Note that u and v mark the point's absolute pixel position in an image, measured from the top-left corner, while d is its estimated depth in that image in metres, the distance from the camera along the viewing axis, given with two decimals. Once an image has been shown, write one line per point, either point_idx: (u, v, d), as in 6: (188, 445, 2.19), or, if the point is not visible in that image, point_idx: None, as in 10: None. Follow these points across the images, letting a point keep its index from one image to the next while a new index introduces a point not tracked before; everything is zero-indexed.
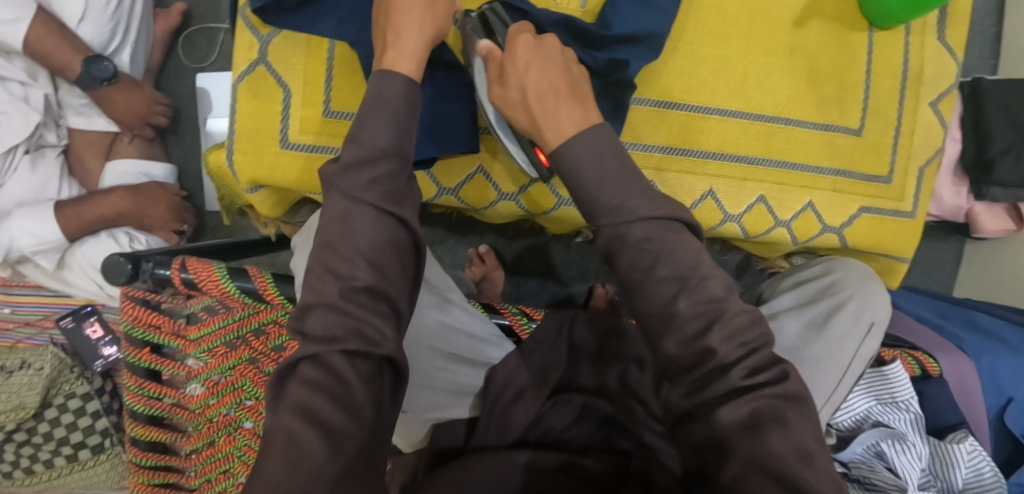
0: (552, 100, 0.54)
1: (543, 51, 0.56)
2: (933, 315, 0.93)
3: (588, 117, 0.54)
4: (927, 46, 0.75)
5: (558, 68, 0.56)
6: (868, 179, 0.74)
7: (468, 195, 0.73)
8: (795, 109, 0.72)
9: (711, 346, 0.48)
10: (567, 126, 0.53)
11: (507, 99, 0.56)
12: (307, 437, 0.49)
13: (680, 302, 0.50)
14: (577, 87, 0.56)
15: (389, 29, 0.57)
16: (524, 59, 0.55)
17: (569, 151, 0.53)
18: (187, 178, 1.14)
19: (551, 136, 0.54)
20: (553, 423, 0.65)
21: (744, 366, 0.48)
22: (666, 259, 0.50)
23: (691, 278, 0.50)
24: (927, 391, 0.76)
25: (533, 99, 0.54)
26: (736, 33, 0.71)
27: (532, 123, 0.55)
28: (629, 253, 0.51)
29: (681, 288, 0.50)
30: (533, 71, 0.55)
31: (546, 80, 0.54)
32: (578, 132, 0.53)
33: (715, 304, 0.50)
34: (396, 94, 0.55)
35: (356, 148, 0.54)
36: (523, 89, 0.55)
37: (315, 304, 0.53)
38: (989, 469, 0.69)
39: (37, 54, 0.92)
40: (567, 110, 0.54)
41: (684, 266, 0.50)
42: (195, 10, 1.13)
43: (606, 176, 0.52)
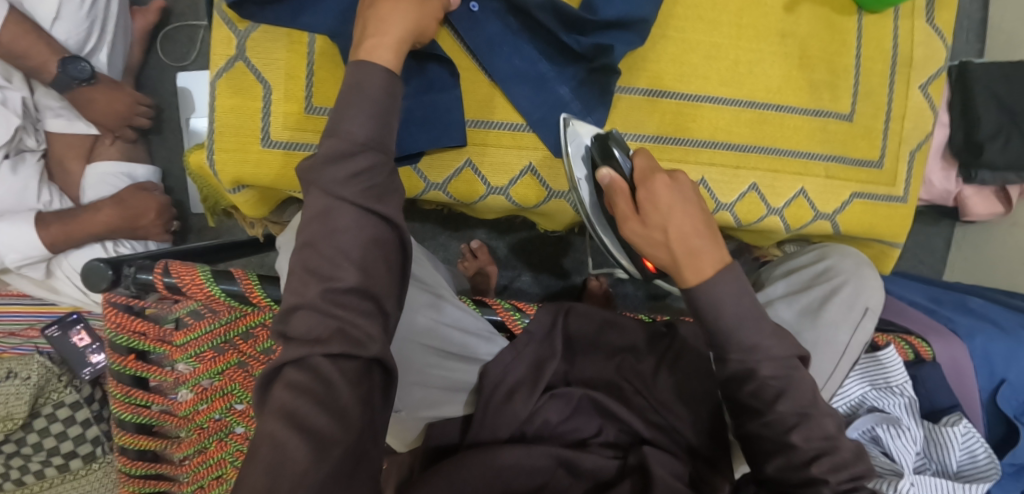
0: (695, 241, 0.54)
1: (680, 189, 0.56)
2: (925, 300, 0.93)
3: (722, 256, 0.55)
4: (917, 30, 0.74)
5: (697, 208, 0.55)
6: (860, 164, 0.73)
7: (457, 189, 0.71)
8: (786, 95, 0.71)
9: (816, 476, 0.52)
10: (706, 266, 0.54)
11: (646, 237, 0.55)
12: (290, 441, 0.47)
13: (794, 436, 0.53)
14: (711, 225, 0.56)
15: (372, 18, 0.57)
16: (665, 199, 0.54)
17: (712, 293, 0.53)
18: (172, 179, 1.13)
19: (691, 275, 0.54)
20: (548, 418, 0.64)
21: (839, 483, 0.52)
22: (750, 324, 0.54)
23: (812, 414, 0.53)
24: (922, 374, 0.75)
25: (677, 240, 0.54)
26: (726, 19, 0.70)
27: (671, 261, 0.55)
28: (756, 383, 0.54)
29: (800, 420, 0.53)
30: (676, 210, 0.54)
31: (689, 222, 0.54)
32: (718, 273, 0.54)
33: (827, 441, 0.53)
34: (375, 86, 0.54)
35: (334, 141, 0.53)
36: (665, 229, 0.54)
37: (297, 306, 0.52)
38: (983, 451, 0.69)
39: (11, 54, 0.89)
40: (708, 250, 0.54)
41: (806, 402, 0.53)
42: (174, 7, 1.11)
43: (745, 315, 0.54)
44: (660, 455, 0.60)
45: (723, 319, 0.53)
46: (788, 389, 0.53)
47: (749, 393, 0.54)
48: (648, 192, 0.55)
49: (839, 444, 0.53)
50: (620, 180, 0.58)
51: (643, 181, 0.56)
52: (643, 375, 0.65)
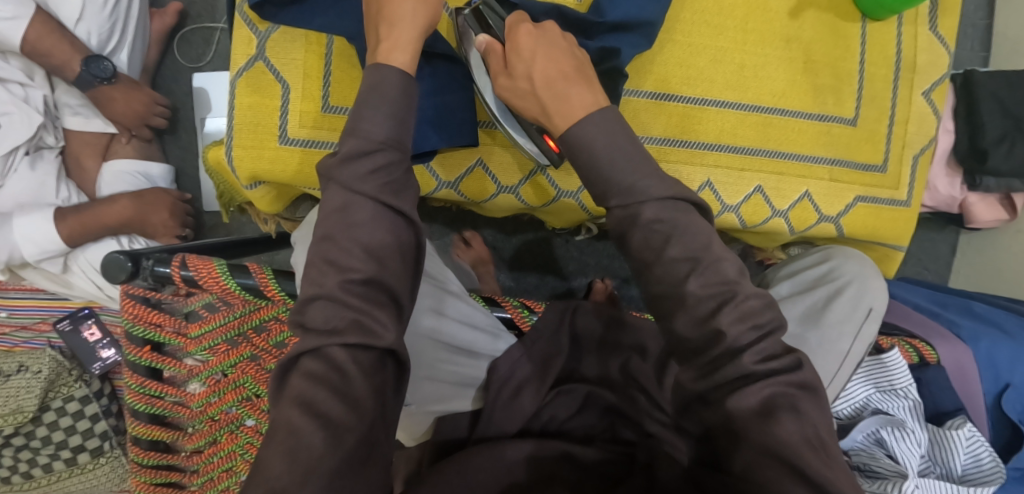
0: (561, 85, 0.56)
1: (546, 38, 0.58)
2: (929, 303, 0.94)
3: (596, 100, 0.55)
4: (920, 36, 0.75)
5: (562, 53, 0.57)
6: (864, 168, 0.74)
7: (468, 188, 0.73)
8: (791, 99, 0.72)
9: (721, 327, 0.49)
10: (577, 109, 0.55)
11: (515, 89, 0.58)
12: (306, 428, 0.49)
13: (692, 283, 0.51)
14: (582, 71, 0.58)
15: (382, 20, 0.58)
16: (528, 47, 0.57)
17: (579, 135, 0.54)
18: (186, 177, 1.14)
19: (561, 120, 0.55)
20: (555, 415, 0.66)
21: (758, 351, 0.49)
22: (677, 238, 0.51)
23: (704, 258, 0.51)
24: (927, 378, 0.76)
25: (540, 85, 0.56)
26: (732, 24, 0.71)
27: (542, 110, 0.57)
28: (641, 230, 0.52)
29: (693, 268, 0.51)
30: (538, 58, 0.57)
31: (553, 66, 0.56)
32: (588, 115, 0.54)
33: (726, 286, 0.51)
34: (395, 87, 0.55)
35: (354, 141, 0.55)
36: (530, 77, 0.57)
37: (316, 297, 0.53)
38: (988, 456, 0.70)
39: (35, 52, 0.91)
40: (576, 92, 0.56)
41: (696, 245, 0.51)
42: (190, 9, 1.13)
43: (616, 152, 0.53)
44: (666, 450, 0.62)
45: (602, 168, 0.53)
46: (699, 256, 0.51)
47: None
48: (512, 41, 0.58)
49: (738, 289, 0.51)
50: (494, 41, 0.60)
51: (510, 33, 0.58)
52: (646, 375, 0.65)
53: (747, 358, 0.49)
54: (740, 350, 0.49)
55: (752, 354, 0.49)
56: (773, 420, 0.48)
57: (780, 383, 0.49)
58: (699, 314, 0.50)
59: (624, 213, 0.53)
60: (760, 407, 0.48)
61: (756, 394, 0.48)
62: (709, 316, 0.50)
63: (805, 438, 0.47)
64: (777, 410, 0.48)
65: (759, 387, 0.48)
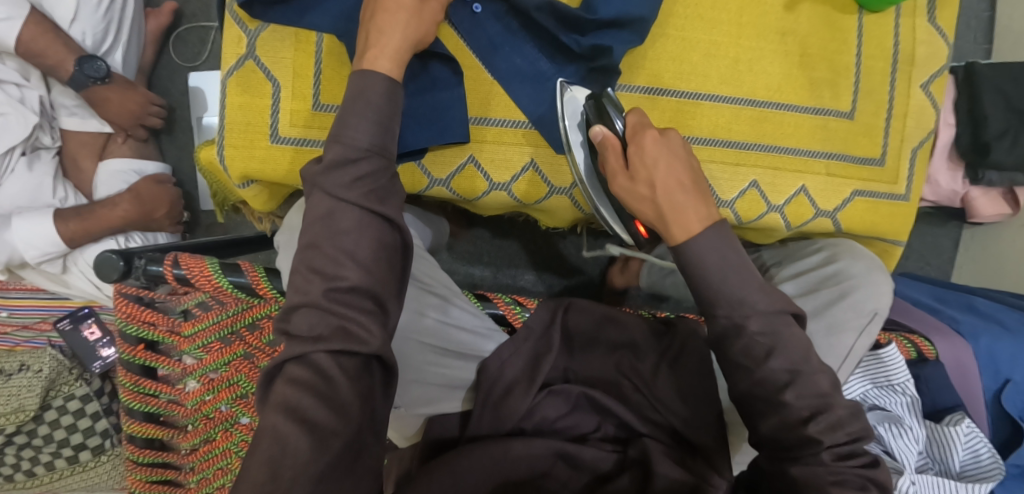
0: (682, 197, 0.55)
1: (670, 145, 0.57)
2: (931, 300, 0.93)
3: (712, 214, 0.55)
4: (918, 28, 0.74)
5: (685, 162, 0.56)
6: (861, 162, 0.73)
7: (459, 185, 0.72)
8: (786, 92, 0.71)
9: (813, 435, 0.52)
10: (693, 221, 0.55)
11: (633, 191, 0.57)
12: (291, 434, 0.49)
13: (788, 393, 0.53)
14: (701, 182, 0.57)
15: (371, 27, 0.58)
16: (653, 152, 0.56)
17: (695, 247, 0.54)
18: (183, 177, 1.14)
19: (678, 232, 0.55)
20: (546, 415, 0.65)
21: (837, 449, 0.53)
22: (780, 351, 0.53)
23: (803, 370, 0.53)
24: (925, 374, 0.76)
25: (662, 194, 0.55)
26: (726, 18, 0.71)
27: (657, 216, 0.56)
28: (744, 339, 0.53)
29: (793, 378, 0.53)
30: (662, 166, 0.55)
31: (675, 176, 0.55)
32: (705, 229, 0.54)
33: (820, 398, 0.53)
34: (378, 94, 0.56)
35: (338, 148, 0.54)
36: (651, 184, 0.56)
37: (301, 305, 0.53)
38: (987, 451, 0.70)
39: (29, 53, 0.92)
40: (693, 205, 0.55)
41: (797, 357, 0.53)
42: (185, 8, 1.13)
43: (729, 270, 0.54)
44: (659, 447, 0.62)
45: (712, 280, 0.54)
46: (779, 345, 0.53)
47: (748, 385, 0.54)
48: (636, 145, 0.57)
49: (833, 401, 0.53)
50: (612, 136, 0.59)
51: (633, 136, 0.58)
52: (642, 373, 0.65)
53: (827, 454, 0.52)
54: (821, 447, 0.52)
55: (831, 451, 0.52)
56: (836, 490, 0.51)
57: (855, 473, 0.52)
58: (789, 415, 0.53)
59: (730, 323, 0.54)
60: (833, 482, 0.51)
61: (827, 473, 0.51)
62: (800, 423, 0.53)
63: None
64: (847, 487, 0.51)
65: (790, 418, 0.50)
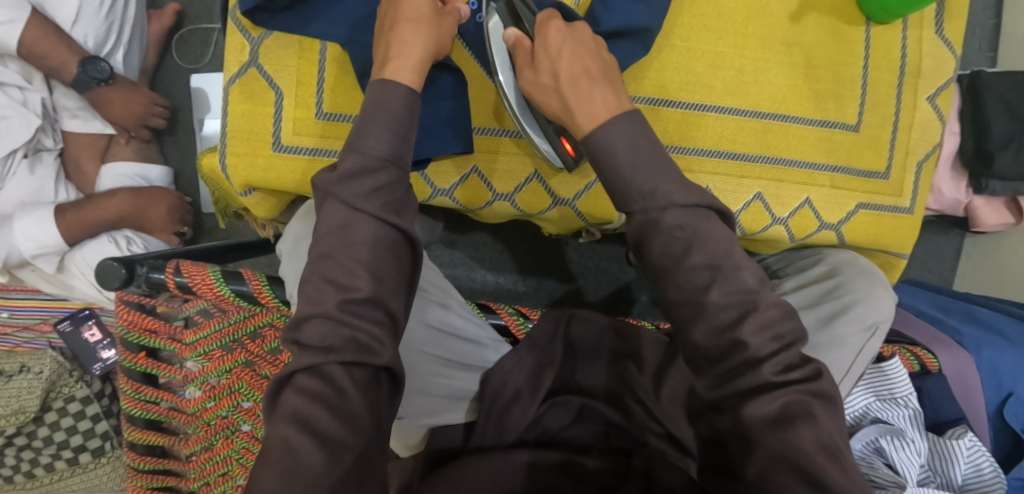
0: (587, 84, 0.55)
1: (576, 38, 0.58)
2: (932, 310, 0.93)
3: (621, 103, 0.55)
4: (925, 40, 0.74)
5: (590, 52, 0.57)
6: (866, 175, 0.73)
7: (463, 196, 0.72)
8: (791, 104, 0.71)
9: (743, 338, 0.49)
10: (600, 108, 0.54)
11: (539, 83, 0.57)
12: (303, 446, 0.48)
13: (712, 293, 0.51)
14: (609, 74, 0.57)
15: (392, 39, 0.58)
16: (556, 42, 0.56)
17: (601, 134, 0.53)
18: (185, 179, 1.14)
19: (584, 120, 0.54)
20: (550, 425, 0.65)
21: (779, 362, 0.49)
22: (700, 247, 0.51)
23: (724, 267, 0.51)
24: (927, 386, 0.76)
25: (565, 84, 0.55)
26: (732, 29, 0.70)
27: (564, 108, 0.56)
28: (661, 237, 0.52)
29: (715, 277, 0.51)
30: (565, 56, 0.56)
31: (579, 64, 0.56)
32: (611, 115, 0.53)
33: (747, 296, 0.51)
34: (398, 105, 0.55)
35: (356, 157, 0.54)
36: (554, 73, 0.56)
37: (313, 314, 0.53)
38: (989, 465, 0.69)
39: (32, 55, 0.92)
40: (599, 93, 0.55)
41: (717, 253, 0.51)
42: (188, 10, 1.13)
43: (641, 159, 0.52)
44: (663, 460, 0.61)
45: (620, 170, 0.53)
46: (698, 240, 0.51)
47: None
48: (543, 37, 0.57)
49: (759, 299, 0.51)
50: (524, 37, 0.59)
51: (538, 29, 0.58)
52: (645, 387, 0.64)
53: (768, 368, 0.49)
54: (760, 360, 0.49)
55: (772, 364, 0.49)
56: (788, 428, 0.48)
57: (798, 392, 0.49)
58: (719, 324, 0.50)
59: (646, 219, 0.52)
60: (779, 413, 0.48)
61: (772, 402, 0.48)
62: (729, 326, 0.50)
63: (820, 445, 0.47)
64: (797, 420, 0.48)
65: (775, 395, 0.49)
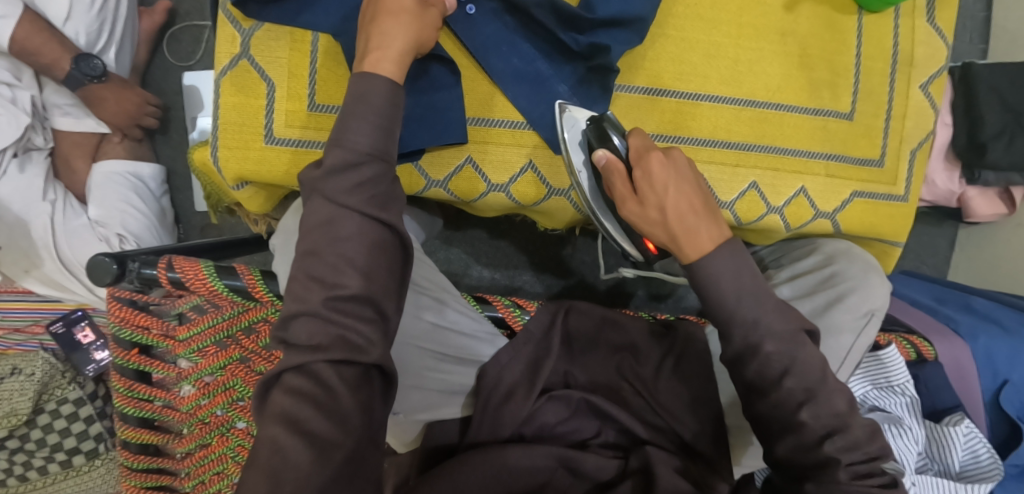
0: (692, 217, 0.54)
1: (676, 168, 0.56)
2: (929, 300, 0.94)
3: (724, 234, 0.54)
4: (917, 28, 0.74)
5: (692, 182, 0.55)
6: (860, 163, 0.73)
7: (457, 187, 0.71)
8: (786, 93, 0.71)
9: (830, 454, 0.52)
10: (706, 242, 0.54)
11: (642, 215, 0.56)
12: (291, 447, 0.48)
13: (803, 412, 0.52)
14: (709, 201, 0.56)
15: (374, 31, 0.57)
16: (661, 177, 0.55)
17: (710, 269, 0.54)
18: (177, 178, 1.13)
19: (691, 253, 0.54)
20: (546, 420, 0.64)
21: (855, 469, 0.52)
22: (794, 371, 0.53)
23: (819, 393, 0.53)
24: (924, 374, 0.76)
25: (673, 218, 0.54)
26: (726, 18, 0.70)
27: (670, 239, 0.55)
28: (760, 360, 0.53)
29: (808, 397, 0.53)
30: (672, 188, 0.55)
31: (685, 199, 0.54)
32: (718, 250, 0.54)
33: (838, 418, 0.53)
34: (381, 96, 0.55)
35: (339, 152, 0.54)
36: (662, 208, 0.55)
37: (299, 313, 0.53)
38: (986, 451, 0.69)
39: (24, 52, 0.91)
40: (705, 225, 0.54)
41: (812, 379, 0.53)
42: (179, 7, 1.12)
43: (743, 289, 0.53)
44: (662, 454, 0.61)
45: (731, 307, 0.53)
46: (794, 364, 0.53)
47: (766, 407, 0.54)
48: (645, 172, 0.56)
49: (850, 421, 0.53)
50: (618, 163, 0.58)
51: (639, 161, 0.56)
52: (644, 377, 0.65)
53: (843, 473, 0.51)
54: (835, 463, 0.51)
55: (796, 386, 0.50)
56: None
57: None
58: (808, 437, 0.52)
59: (745, 341, 0.53)
60: None
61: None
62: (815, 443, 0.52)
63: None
64: None
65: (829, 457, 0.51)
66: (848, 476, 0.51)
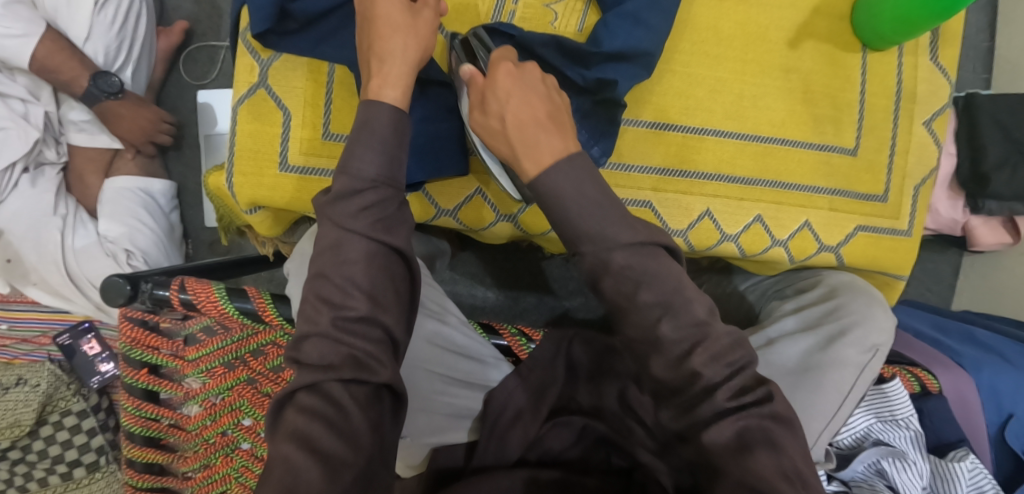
0: (532, 128, 0.54)
1: (526, 79, 0.56)
2: (931, 329, 0.95)
3: (567, 147, 0.54)
4: (920, 66, 0.75)
5: (539, 96, 0.55)
6: (864, 198, 0.74)
7: (465, 216, 0.72)
8: (790, 128, 0.72)
9: (697, 369, 0.51)
10: (545, 155, 0.53)
11: (487, 126, 0.56)
12: (304, 465, 0.48)
13: (665, 326, 0.51)
14: (559, 116, 0.56)
15: (372, 57, 0.58)
16: (505, 87, 0.55)
17: (550, 179, 0.53)
18: (187, 193, 1.15)
19: (529, 165, 0.53)
20: (552, 446, 0.64)
21: (732, 386, 0.51)
22: (649, 284, 0.51)
23: (673, 303, 0.51)
24: (927, 408, 0.77)
25: (512, 127, 0.54)
26: (731, 54, 0.72)
27: (511, 151, 0.55)
28: (614, 277, 0.52)
29: (665, 312, 0.51)
30: (513, 99, 0.54)
31: (526, 109, 0.54)
32: (556, 162, 0.53)
33: (745, 364, 0.52)
34: (384, 123, 0.55)
35: (345, 179, 0.55)
36: (503, 116, 0.54)
37: (309, 334, 0.53)
38: (990, 487, 0.70)
39: (44, 69, 0.93)
40: (546, 139, 0.54)
41: (669, 291, 0.52)
42: (196, 27, 1.14)
43: (588, 206, 0.52)
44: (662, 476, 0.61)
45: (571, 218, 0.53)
46: (649, 279, 0.52)
47: None
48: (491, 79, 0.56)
49: (710, 330, 0.52)
50: (478, 74, 0.57)
51: (489, 71, 0.56)
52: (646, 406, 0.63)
53: (722, 396, 0.51)
54: (713, 387, 0.51)
55: (726, 391, 0.51)
56: (748, 455, 0.49)
57: (755, 417, 0.50)
58: (678, 354, 0.51)
59: (596, 260, 0.52)
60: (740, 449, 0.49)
61: (731, 426, 0.50)
62: (682, 358, 0.51)
63: (781, 473, 0.48)
64: (754, 448, 0.49)
65: (733, 420, 0.50)
66: (726, 397, 0.51)
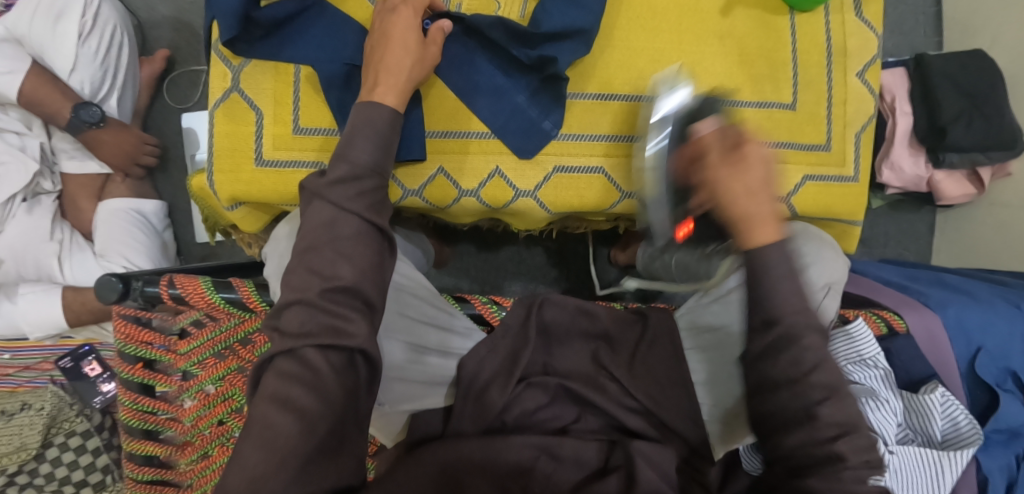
0: (762, 199, 0.56)
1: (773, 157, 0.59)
2: (900, 279, 0.98)
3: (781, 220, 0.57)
4: (847, 23, 0.79)
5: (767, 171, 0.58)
6: (809, 148, 0.78)
7: (431, 194, 0.76)
8: (730, 89, 0.76)
9: (837, 452, 0.52)
10: (769, 224, 0.56)
11: (744, 191, 0.57)
12: (282, 421, 0.53)
13: (823, 408, 0.53)
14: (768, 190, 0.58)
15: (381, 66, 0.65)
16: (755, 159, 0.58)
17: (768, 248, 0.55)
18: (177, 213, 1.19)
19: (759, 234, 0.55)
20: (525, 406, 0.67)
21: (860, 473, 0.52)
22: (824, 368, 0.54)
23: (840, 388, 0.53)
24: (895, 347, 0.80)
25: (747, 198, 0.56)
26: (667, 26, 0.76)
27: (739, 216, 0.56)
28: (794, 350, 0.53)
29: (829, 395, 0.53)
30: (756, 172, 0.57)
31: (757, 182, 0.57)
32: (781, 233, 0.55)
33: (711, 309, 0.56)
34: (384, 120, 0.62)
35: (345, 166, 0.60)
36: (745, 185, 0.57)
37: (295, 301, 0.57)
38: (965, 420, 0.73)
39: (31, 102, 0.98)
40: (768, 210, 0.56)
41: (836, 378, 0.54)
42: (176, 54, 1.19)
43: (795, 281, 0.55)
44: (645, 447, 0.63)
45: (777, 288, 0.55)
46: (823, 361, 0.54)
47: None
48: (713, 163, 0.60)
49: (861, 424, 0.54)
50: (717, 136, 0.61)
51: (738, 142, 0.59)
52: (619, 364, 0.70)
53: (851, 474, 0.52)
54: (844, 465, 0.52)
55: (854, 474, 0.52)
56: None
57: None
58: (810, 400, 0.53)
59: (786, 332, 0.54)
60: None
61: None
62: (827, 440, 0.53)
63: None
64: None
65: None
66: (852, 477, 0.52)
